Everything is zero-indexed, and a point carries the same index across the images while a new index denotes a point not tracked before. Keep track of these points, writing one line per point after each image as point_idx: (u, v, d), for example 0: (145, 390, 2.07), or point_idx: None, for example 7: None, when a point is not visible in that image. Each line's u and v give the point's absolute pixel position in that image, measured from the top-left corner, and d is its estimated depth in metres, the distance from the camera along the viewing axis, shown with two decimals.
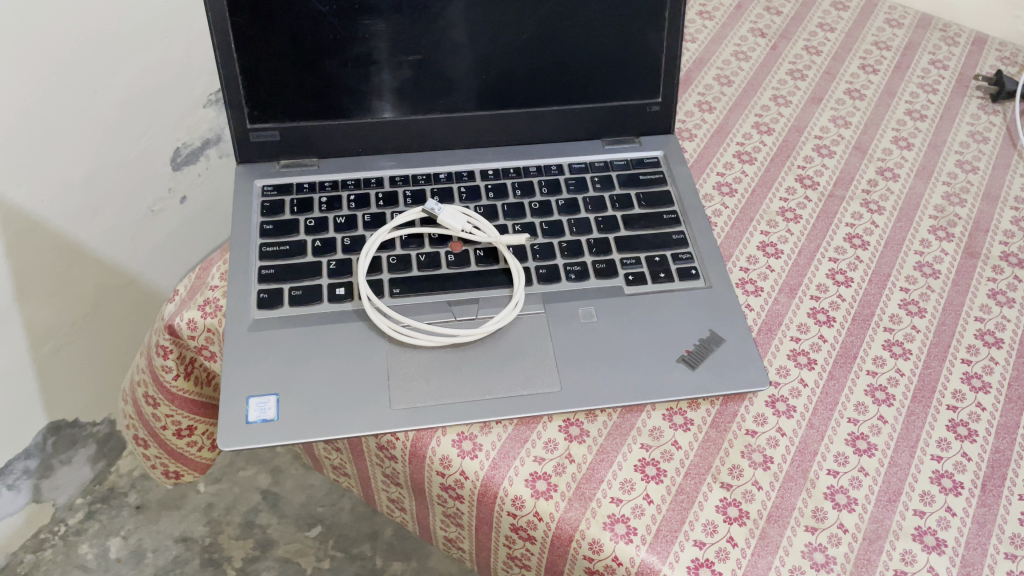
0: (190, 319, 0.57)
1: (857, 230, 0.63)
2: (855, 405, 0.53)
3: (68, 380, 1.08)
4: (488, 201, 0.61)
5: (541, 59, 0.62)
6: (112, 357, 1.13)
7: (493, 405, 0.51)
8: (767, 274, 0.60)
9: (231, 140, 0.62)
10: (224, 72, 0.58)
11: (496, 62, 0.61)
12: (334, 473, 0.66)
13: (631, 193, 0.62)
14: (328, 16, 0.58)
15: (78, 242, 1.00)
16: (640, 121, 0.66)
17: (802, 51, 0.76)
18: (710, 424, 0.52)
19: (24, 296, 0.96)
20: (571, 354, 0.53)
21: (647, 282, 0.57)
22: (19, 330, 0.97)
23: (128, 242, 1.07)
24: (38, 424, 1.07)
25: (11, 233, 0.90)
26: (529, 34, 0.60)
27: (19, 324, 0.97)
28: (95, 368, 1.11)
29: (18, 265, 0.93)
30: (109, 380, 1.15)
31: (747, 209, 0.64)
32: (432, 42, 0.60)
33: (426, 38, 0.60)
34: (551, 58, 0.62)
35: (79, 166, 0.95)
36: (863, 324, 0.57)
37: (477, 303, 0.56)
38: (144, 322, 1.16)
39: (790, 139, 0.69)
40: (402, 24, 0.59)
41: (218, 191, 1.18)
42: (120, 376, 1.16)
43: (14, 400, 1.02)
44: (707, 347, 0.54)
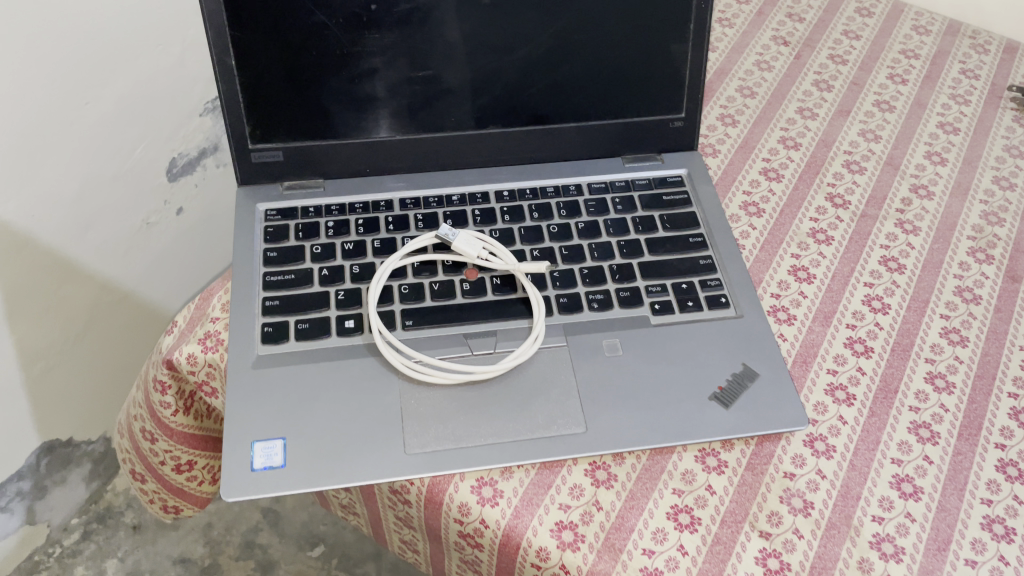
0: (190, 353, 0.53)
1: (893, 252, 0.60)
2: (899, 444, 0.50)
3: (61, 398, 1.05)
4: (504, 225, 0.58)
5: (559, 74, 0.58)
6: (107, 375, 1.10)
7: (514, 448, 0.48)
8: (799, 300, 0.57)
9: (231, 159, 0.58)
10: (224, 87, 0.55)
11: (512, 77, 0.58)
12: (342, 511, 0.63)
13: (655, 214, 0.59)
14: (334, 30, 0.54)
15: (71, 258, 0.96)
16: (663, 137, 0.62)
17: (827, 60, 0.73)
18: (745, 466, 0.49)
19: (14, 314, 0.92)
20: (597, 392, 0.50)
21: (674, 311, 0.54)
22: (9, 350, 0.94)
23: (124, 257, 1.04)
24: (30, 445, 1.03)
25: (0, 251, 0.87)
26: (546, 47, 0.57)
27: (9, 343, 0.94)
28: (89, 387, 1.08)
29: (7, 284, 0.90)
30: (104, 398, 1.11)
31: (776, 230, 0.61)
32: (445, 55, 0.56)
33: (440, 51, 0.56)
34: (569, 72, 0.58)
35: (70, 180, 0.91)
36: (903, 355, 0.54)
37: (495, 335, 0.53)
38: (141, 339, 1.13)
39: (818, 155, 0.66)
40: (414, 37, 0.56)
41: (215, 202, 1.14)
42: (117, 393, 1.13)
43: (4, 422, 0.98)
44: (740, 384, 0.51)
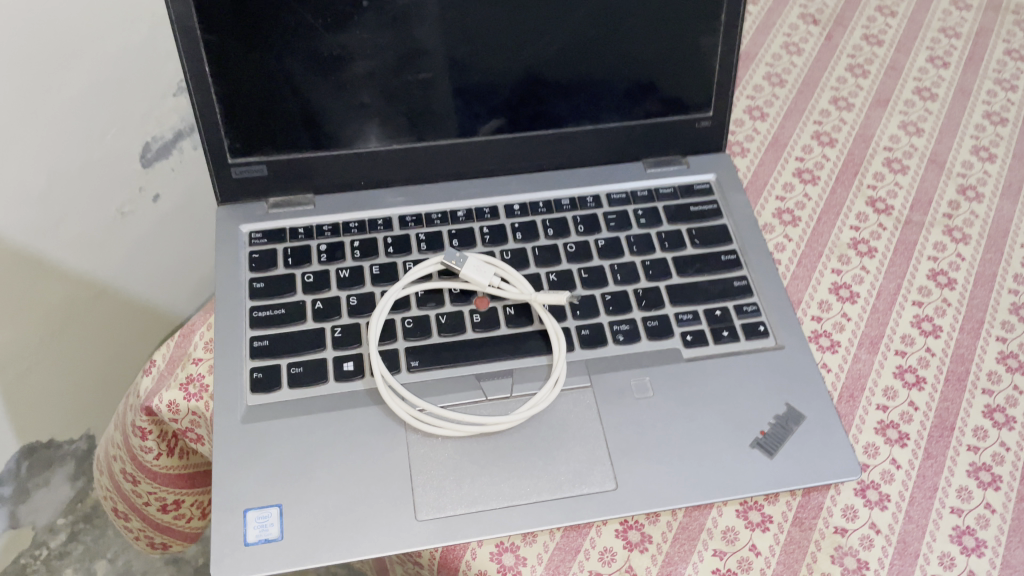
0: (170, 401, 0.48)
1: (942, 265, 0.54)
2: (958, 490, 0.46)
3: (41, 399, 0.99)
4: (516, 244, 0.52)
5: (575, 74, 0.52)
6: (89, 371, 1.04)
7: (538, 510, 0.43)
8: (843, 324, 0.52)
9: (209, 176, 0.52)
10: (197, 97, 0.48)
11: (522, 78, 0.52)
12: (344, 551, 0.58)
13: (682, 228, 0.53)
14: (322, 32, 0.48)
15: (42, 255, 0.90)
16: (688, 139, 0.56)
17: (861, 41, 0.67)
18: (792, 521, 0.45)
19: None
20: (627, 441, 0.45)
21: (708, 342, 0.49)
22: None
23: (100, 250, 0.97)
24: (9, 448, 0.98)
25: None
26: (561, 44, 0.51)
27: None
28: (71, 385, 1.02)
29: None
30: (88, 395, 1.06)
31: (814, 241, 0.55)
32: (450, 55, 0.50)
33: (442, 52, 0.50)
34: (586, 71, 0.52)
35: (37, 173, 0.84)
36: (958, 386, 0.49)
37: (511, 376, 0.47)
38: (122, 333, 1.07)
39: (855, 152, 0.60)
40: (413, 37, 0.49)
41: (196, 186, 1.07)
42: (102, 389, 1.07)
43: None
44: (784, 428, 0.46)
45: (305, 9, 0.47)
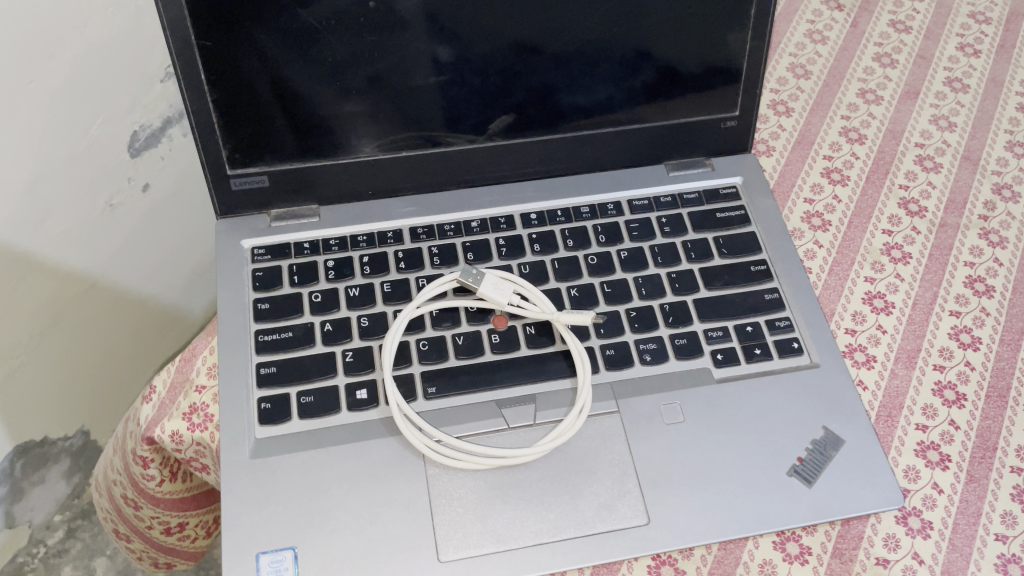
0: (173, 431, 0.45)
1: (979, 271, 0.52)
2: (1002, 516, 0.44)
3: (33, 399, 0.96)
4: (534, 257, 0.49)
5: (594, 74, 0.49)
6: (82, 368, 1.00)
7: (568, 548, 0.41)
8: (878, 337, 0.49)
9: (208, 189, 0.49)
10: (193, 106, 0.45)
11: (540, 79, 0.49)
12: None
13: (709, 237, 0.51)
14: (325, 34, 0.44)
15: (31, 252, 0.86)
16: (713, 140, 0.53)
17: (887, 28, 0.63)
18: (831, 552, 0.43)
19: None
20: (659, 471, 0.43)
21: (740, 362, 0.46)
22: None
23: (91, 245, 0.93)
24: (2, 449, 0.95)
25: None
26: (581, 43, 0.48)
27: None
28: (65, 384, 0.99)
29: None
30: (83, 392, 1.02)
31: (846, 248, 0.53)
32: (463, 57, 0.47)
33: (454, 53, 0.46)
34: (606, 72, 0.49)
35: (22, 169, 0.80)
36: (1000, 403, 0.47)
37: (534, 402, 0.45)
38: (117, 328, 1.03)
39: (886, 149, 0.57)
40: (425, 38, 0.46)
41: (188, 174, 1.03)
42: (98, 387, 1.04)
43: None
44: (823, 454, 0.44)
45: (306, 11, 0.43)
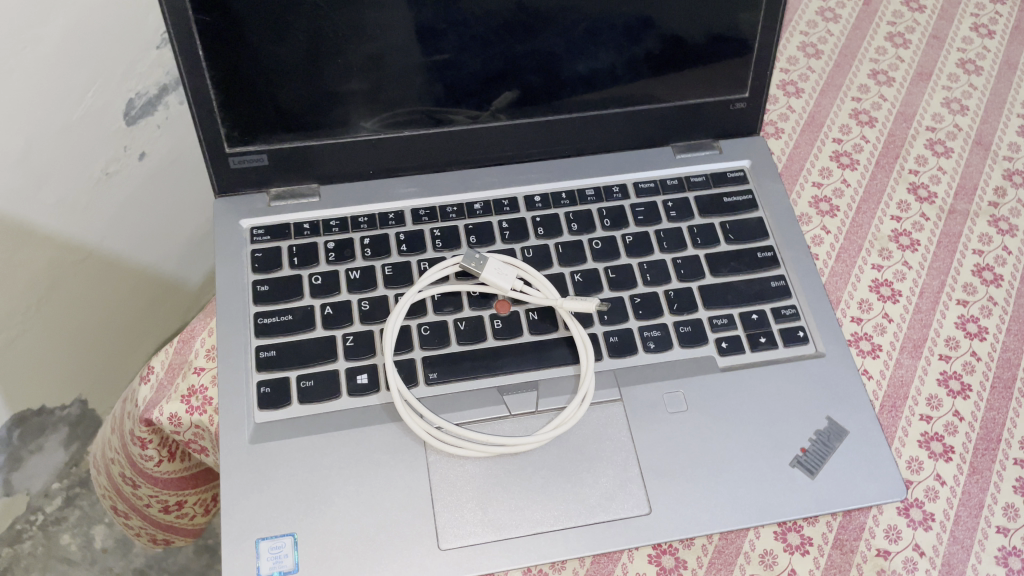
0: (172, 413, 0.45)
1: (987, 259, 0.51)
2: (1004, 508, 0.44)
3: (29, 367, 0.95)
4: (538, 241, 0.49)
5: (601, 50, 0.48)
6: (78, 336, 0.99)
7: (568, 538, 0.41)
8: (884, 326, 0.49)
9: (207, 168, 0.48)
10: (189, 82, 0.44)
11: (544, 55, 0.47)
12: None
13: (715, 222, 0.50)
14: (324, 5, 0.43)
15: (24, 221, 0.85)
16: (721, 122, 0.52)
17: (901, 7, 0.62)
18: (833, 543, 0.42)
19: None
20: (661, 461, 0.43)
21: (745, 350, 0.46)
22: None
23: (87, 214, 0.92)
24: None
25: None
26: (588, 17, 0.46)
27: None
28: (61, 352, 0.98)
29: None
30: (78, 361, 1.01)
31: (853, 234, 0.52)
32: (466, 32, 0.45)
33: (457, 28, 0.45)
34: (613, 47, 0.48)
35: (14, 137, 0.79)
36: (1005, 394, 0.47)
37: (537, 389, 0.45)
38: (113, 298, 1.02)
39: (896, 133, 0.56)
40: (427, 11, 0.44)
41: (185, 143, 1.01)
42: (93, 355, 1.03)
43: None
44: (826, 444, 0.43)
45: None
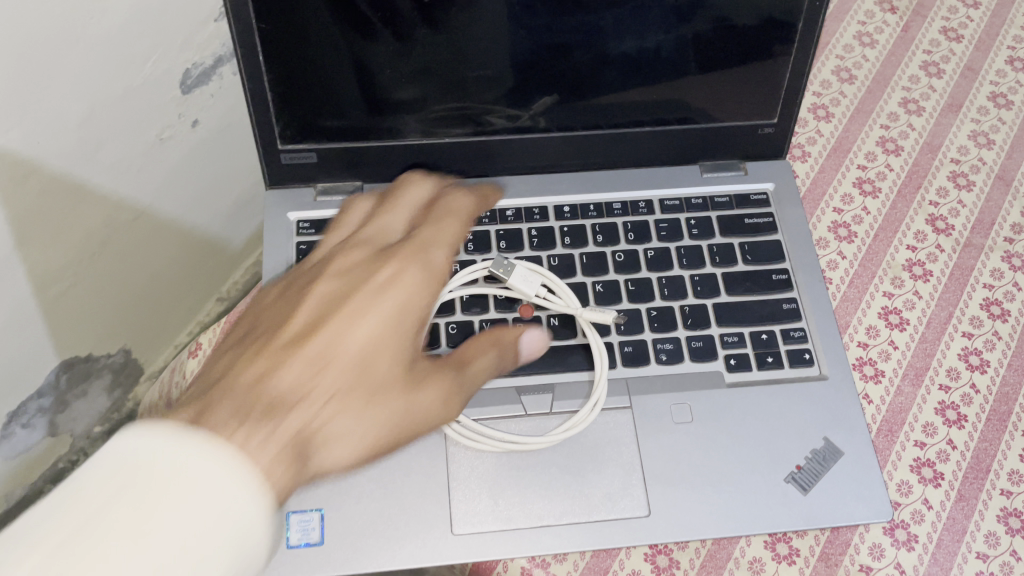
0: None
1: (997, 294, 0.53)
2: (986, 535, 0.46)
3: (65, 330, 0.86)
4: (563, 250, 0.52)
5: (651, 29, 0.47)
6: (116, 295, 0.90)
7: (569, 532, 0.44)
8: (889, 352, 0.51)
9: (260, 162, 0.51)
10: (250, 84, 0.47)
11: (592, 29, 0.47)
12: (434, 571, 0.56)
13: (735, 242, 0.52)
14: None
15: (108, 181, 0.79)
16: (749, 145, 0.54)
17: (939, 35, 0.63)
18: (819, 555, 0.46)
19: (27, 242, 0.73)
20: (661, 468, 0.46)
21: (752, 368, 0.49)
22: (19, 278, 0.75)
23: (168, 172, 0.86)
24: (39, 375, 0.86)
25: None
26: None
27: (21, 271, 0.75)
28: (97, 312, 0.89)
29: (20, 212, 0.71)
30: (110, 321, 0.92)
31: (868, 261, 0.54)
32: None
33: None
34: (663, 27, 0.47)
35: (75, 106, 0.70)
36: (999, 426, 0.49)
37: (552, 391, 0.48)
38: (182, 250, 0.97)
39: (920, 163, 0.58)
40: None
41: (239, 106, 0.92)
42: (122, 313, 0.93)
43: (18, 351, 0.81)
44: (821, 463, 0.46)
45: None
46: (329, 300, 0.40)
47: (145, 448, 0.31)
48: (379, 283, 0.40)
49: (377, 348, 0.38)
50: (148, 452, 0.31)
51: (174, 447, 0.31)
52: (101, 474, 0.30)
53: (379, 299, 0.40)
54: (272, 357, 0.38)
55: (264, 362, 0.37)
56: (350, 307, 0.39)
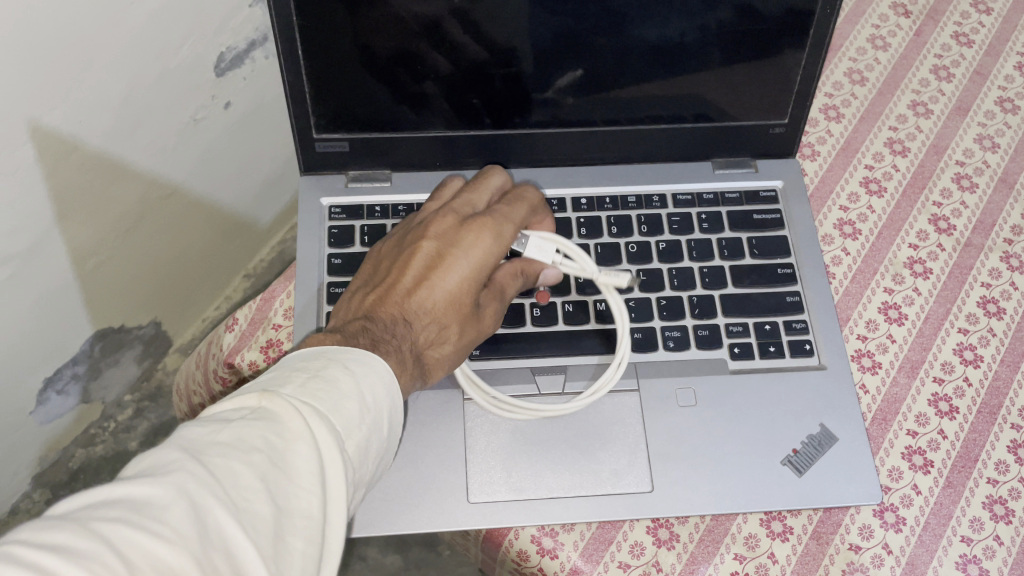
0: (252, 360, 0.55)
1: (993, 292, 0.56)
2: (971, 520, 0.49)
3: (94, 300, 0.87)
4: (579, 240, 0.54)
5: (680, 18, 0.49)
6: (145, 269, 0.92)
7: (578, 504, 0.47)
8: (887, 346, 0.54)
9: (296, 149, 0.54)
10: (289, 76, 0.50)
11: (620, 16, 0.49)
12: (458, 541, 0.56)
13: (743, 236, 0.55)
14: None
15: (146, 158, 0.79)
16: (761, 143, 0.57)
17: (950, 40, 0.65)
18: (811, 534, 0.49)
19: (67, 217, 0.75)
20: (666, 448, 0.49)
21: (754, 357, 0.51)
22: (58, 251, 0.77)
23: (207, 157, 0.88)
24: (73, 342, 0.89)
25: (32, 161, 0.67)
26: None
27: (61, 245, 0.77)
28: (127, 284, 0.91)
29: (59, 188, 0.72)
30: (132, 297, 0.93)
31: (871, 257, 0.57)
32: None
33: None
34: (693, 15, 0.49)
35: (116, 82, 0.69)
36: (989, 419, 0.52)
37: (564, 373, 0.51)
38: (214, 229, 1.00)
39: (926, 164, 0.60)
40: None
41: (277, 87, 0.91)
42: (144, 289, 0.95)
43: (54, 321, 0.84)
44: (816, 447, 0.49)
45: None
46: (423, 258, 0.45)
47: (311, 355, 0.37)
48: (461, 242, 0.45)
49: (466, 292, 0.45)
50: (317, 350, 0.38)
51: (344, 350, 0.38)
52: (285, 369, 0.36)
53: (461, 259, 0.45)
54: (388, 311, 0.44)
55: (385, 316, 0.44)
56: (440, 260, 0.45)
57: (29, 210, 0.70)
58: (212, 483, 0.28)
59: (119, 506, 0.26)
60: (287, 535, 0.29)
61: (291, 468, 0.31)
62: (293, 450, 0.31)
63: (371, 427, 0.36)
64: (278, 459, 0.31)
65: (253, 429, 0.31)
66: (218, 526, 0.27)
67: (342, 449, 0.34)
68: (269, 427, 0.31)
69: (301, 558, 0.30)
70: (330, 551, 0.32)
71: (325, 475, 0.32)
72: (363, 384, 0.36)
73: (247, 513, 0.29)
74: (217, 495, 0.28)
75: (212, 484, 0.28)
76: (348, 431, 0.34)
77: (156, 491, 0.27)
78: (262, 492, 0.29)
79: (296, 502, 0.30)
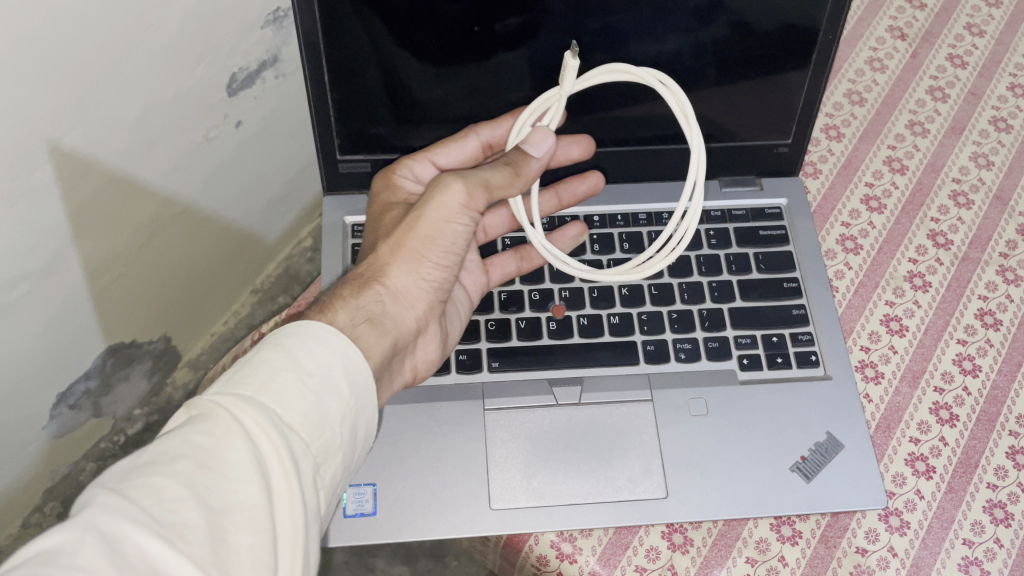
0: None
1: (990, 305, 0.58)
2: (972, 524, 0.51)
3: (105, 317, 0.89)
4: (592, 257, 0.57)
5: (687, 43, 0.52)
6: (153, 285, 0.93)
7: (595, 510, 0.49)
8: (889, 356, 0.56)
9: (319, 169, 0.57)
10: (315, 100, 0.52)
11: (630, 41, 0.51)
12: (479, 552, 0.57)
13: (750, 252, 0.57)
14: (443, 9, 0.49)
15: (160, 177, 0.81)
16: (765, 162, 0.59)
17: (945, 62, 0.68)
18: (820, 538, 0.51)
19: (82, 234, 0.76)
20: (680, 456, 0.51)
21: (763, 368, 0.53)
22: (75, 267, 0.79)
23: (217, 175, 0.89)
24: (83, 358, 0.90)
25: (51, 180, 0.69)
26: (660, 22, 0.51)
27: (77, 261, 0.78)
28: (137, 299, 0.92)
29: (76, 206, 0.73)
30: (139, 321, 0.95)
31: (872, 271, 0.59)
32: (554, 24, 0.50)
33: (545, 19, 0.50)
34: (699, 41, 0.52)
35: (132, 103, 0.71)
36: (988, 426, 0.54)
37: (581, 384, 0.53)
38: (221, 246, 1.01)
39: (924, 182, 0.63)
40: (516, 20, 0.50)
41: (285, 105, 0.93)
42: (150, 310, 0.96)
43: (68, 336, 0.85)
44: (822, 455, 0.51)
45: (420, 14, 0.49)
46: None
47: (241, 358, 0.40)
48: None
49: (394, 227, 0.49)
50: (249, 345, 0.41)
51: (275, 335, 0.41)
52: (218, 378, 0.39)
53: None
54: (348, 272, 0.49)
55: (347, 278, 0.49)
56: None
57: (47, 227, 0.72)
58: (127, 508, 0.31)
59: (35, 559, 0.29)
60: (228, 534, 0.32)
61: (220, 464, 0.34)
62: (218, 449, 0.34)
63: (315, 395, 0.39)
64: (204, 460, 0.34)
65: (174, 441, 0.34)
66: (140, 547, 0.30)
67: (283, 425, 0.37)
68: (193, 431, 0.35)
69: (248, 548, 0.33)
70: (286, 529, 0.35)
71: (264, 459, 0.35)
72: (299, 354, 0.39)
73: (174, 525, 0.31)
74: (134, 517, 0.31)
75: (129, 507, 0.31)
76: (286, 407, 0.37)
77: (64, 536, 0.30)
78: (188, 498, 0.32)
79: (233, 497, 0.33)
